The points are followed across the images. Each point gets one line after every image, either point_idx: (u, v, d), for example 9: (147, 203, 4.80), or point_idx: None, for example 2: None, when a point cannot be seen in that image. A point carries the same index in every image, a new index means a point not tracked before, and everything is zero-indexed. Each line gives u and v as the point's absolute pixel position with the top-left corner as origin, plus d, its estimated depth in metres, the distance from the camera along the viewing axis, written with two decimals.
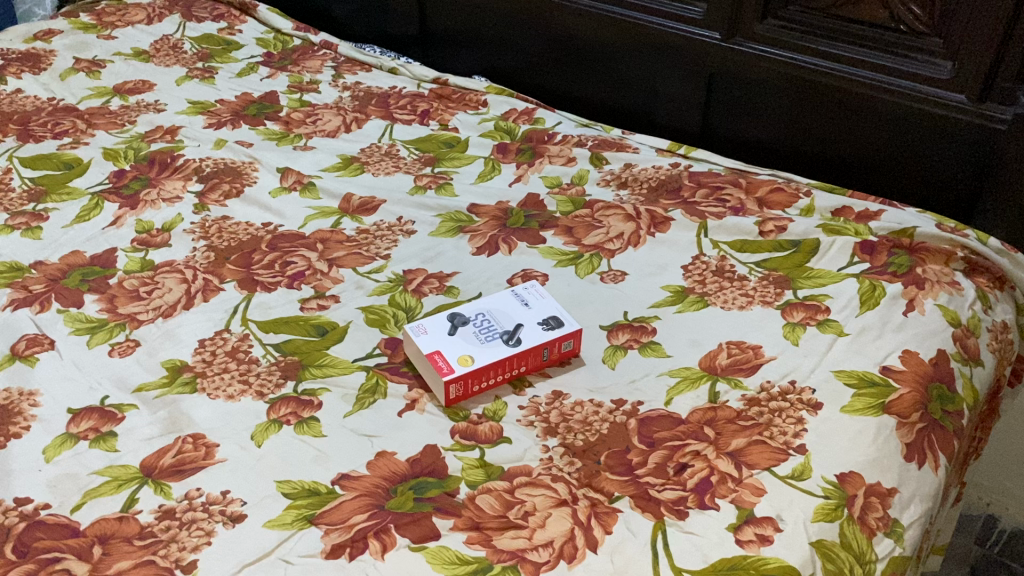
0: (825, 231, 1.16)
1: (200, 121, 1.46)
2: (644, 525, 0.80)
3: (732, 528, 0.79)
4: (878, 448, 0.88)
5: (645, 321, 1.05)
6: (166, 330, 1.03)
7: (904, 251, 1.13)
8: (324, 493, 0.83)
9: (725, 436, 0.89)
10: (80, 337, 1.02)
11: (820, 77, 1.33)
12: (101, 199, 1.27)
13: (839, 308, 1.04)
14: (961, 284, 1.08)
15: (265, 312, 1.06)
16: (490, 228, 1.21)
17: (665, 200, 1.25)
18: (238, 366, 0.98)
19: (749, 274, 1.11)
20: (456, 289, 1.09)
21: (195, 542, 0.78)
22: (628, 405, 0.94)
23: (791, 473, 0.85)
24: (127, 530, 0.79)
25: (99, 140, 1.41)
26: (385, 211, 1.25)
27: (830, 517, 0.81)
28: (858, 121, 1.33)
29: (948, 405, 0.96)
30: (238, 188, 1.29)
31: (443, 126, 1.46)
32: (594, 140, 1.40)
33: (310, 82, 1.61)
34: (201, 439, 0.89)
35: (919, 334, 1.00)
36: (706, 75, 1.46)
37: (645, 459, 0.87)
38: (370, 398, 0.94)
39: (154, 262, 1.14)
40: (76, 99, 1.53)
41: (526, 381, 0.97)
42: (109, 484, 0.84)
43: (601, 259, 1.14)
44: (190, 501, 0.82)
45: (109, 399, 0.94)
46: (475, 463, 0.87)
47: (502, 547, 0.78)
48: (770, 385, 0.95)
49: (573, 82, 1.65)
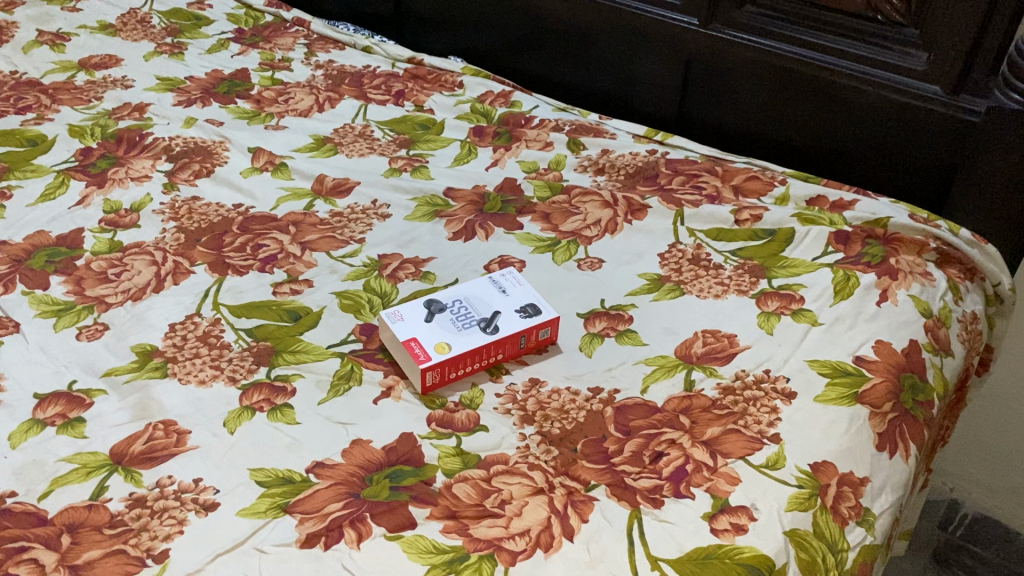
0: (800, 221, 1.17)
1: (169, 98, 1.43)
2: (620, 514, 0.80)
3: (707, 516, 0.80)
4: (851, 438, 0.89)
5: (622, 308, 1.05)
6: (136, 314, 1.01)
7: (878, 241, 1.14)
8: (299, 481, 0.82)
9: (700, 424, 0.89)
10: (46, 321, 1.00)
11: (796, 66, 1.33)
12: (67, 177, 1.24)
13: (813, 297, 1.05)
14: (933, 275, 1.09)
15: (236, 296, 1.04)
16: (467, 212, 1.20)
17: (642, 186, 1.25)
18: (209, 351, 0.96)
19: (725, 263, 1.11)
20: (432, 275, 1.08)
21: (167, 531, 0.77)
22: (604, 393, 0.93)
23: (766, 462, 0.85)
24: (97, 519, 0.78)
25: (65, 116, 1.37)
26: (360, 194, 1.23)
27: (803, 507, 0.82)
28: (833, 110, 1.33)
29: (919, 395, 0.97)
30: (209, 168, 1.27)
31: (418, 108, 1.44)
32: (571, 124, 1.39)
33: (282, 59, 1.58)
34: (172, 426, 0.87)
35: (892, 324, 1.01)
36: (683, 61, 1.46)
37: (622, 447, 0.87)
38: (345, 384, 0.93)
39: (122, 243, 1.12)
40: (38, 72, 1.49)
41: (502, 368, 0.97)
42: (78, 471, 0.82)
43: (578, 245, 1.14)
44: (162, 489, 0.81)
45: (77, 383, 0.92)
46: (452, 451, 0.86)
47: (479, 536, 0.77)
48: (744, 374, 0.95)
49: (551, 65, 1.64)
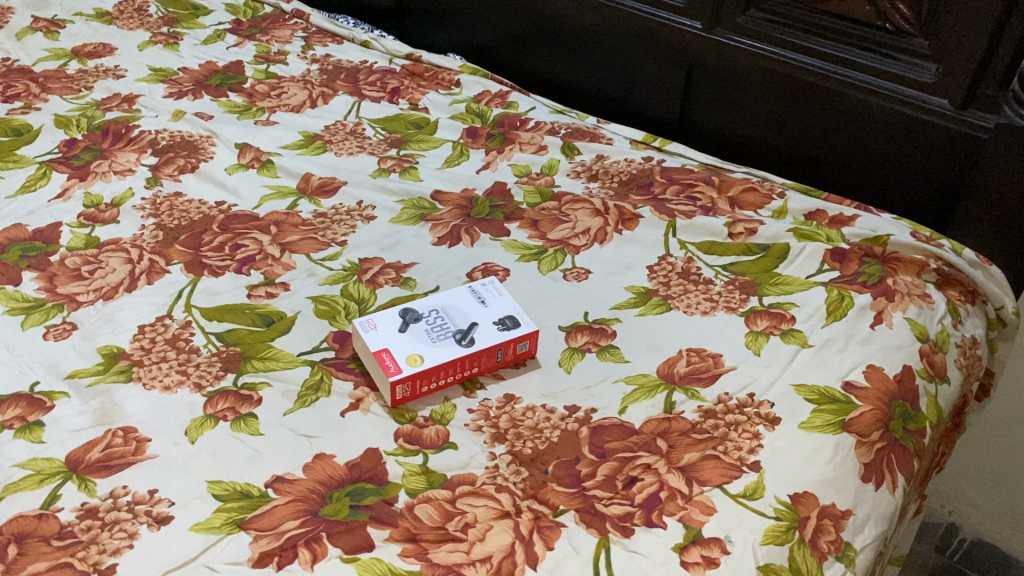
0: (796, 236, 1.13)
1: (160, 90, 1.41)
2: (588, 542, 0.77)
3: (678, 548, 0.77)
4: (834, 468, 0.86)
5: (605, 322, 1.01)
6: (105, 314, 0.98)
7: (876, 260, 1.10)
8: (256, 496, 0.80)
9: (678, 449, 0.86)
10: (14, 318, 0.97)
11: (801, 74, 1.29)
12: (49, 169, 1.21)
13: (804, 318, 1.01)
14: (932, 297, 1.06)
15: (210, 299, 1.01)
16: (453, 217, 1.16)
17: (635, 195, 1.21)
18: (177, 355, 0.93)
19: (715, 278, 1.07)
20: (412, 282, 1.05)
21: (116, 545, 0.75)
22: (581, 412, 0.90)
23: (743, 492, 0.82)
24: (46, 529, 0.76)
25: (53, 105, 1.35)
26: (346, 194, 1.20)
27: (780, 540, 0.79)
28: (837, 120, 1.29)
29: (910, 424, 0.93)
30: (194, 163, 1.24)
31: (413, 106, 1.41)
32: (567, 128, 1.35)
33: (278, 52, 1.55)
34: (132, 433, 0.85)
35: (885, 349, 0.98)
36: (686, 65, 1.42)
37: (594, 471, 0.84)
38: (312, 395, 0.90)
39: (99, 239, 1.10)
40: (30, 60, 1.47)
41: (477, 382, 0.94)
42: (31, 478, 0.80)
43: (565, 255, 1.10)
44: (115, 500, 0.78)
45: (40, 385, 0.89)
46: (417, 469, 0.83)
47: (438, 561, 0.75)
48: (727, 398, 0.91)
49: (552, 65, 1.60)
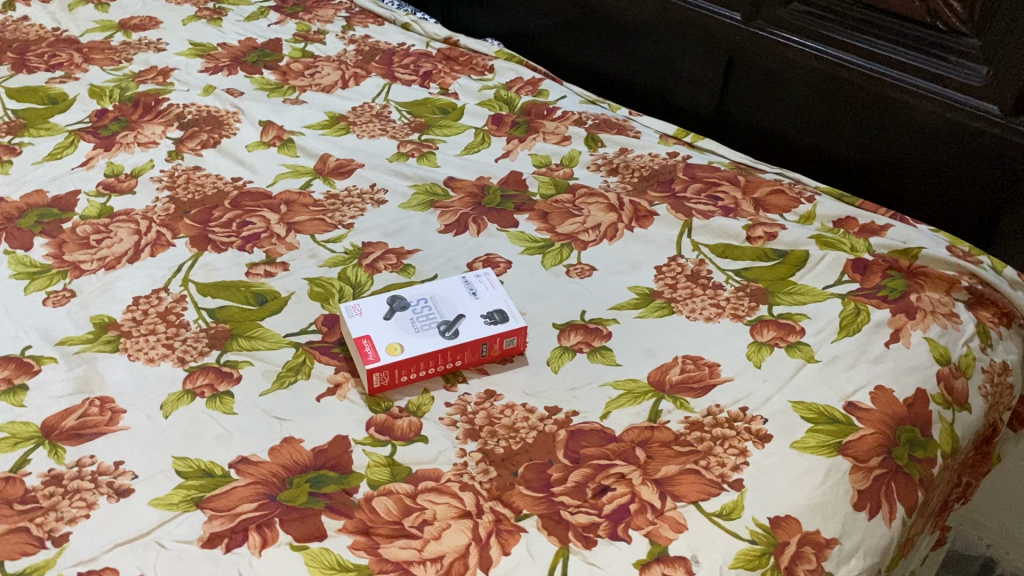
0: (819, 244, 1.07)
1: (197, 64, 1.42)
2: (546, 550, 0.74)
3: (639, 564, 0.73)
4: (824, 492, 0.80)
5: (602, 322, 0.97)
6: (105, 283, 0.99)
7: (902, 274, 1.03)
8: (218, 475, 0.79)
9: (656, 461, 0.82)
10: (19, 282, 1.00)
11: (842, 71, 1.22)
12: (77, 138, 1.24)
13: (814, 331, 0.95)
14: (959, 317, 0.98)
15: (208, 274, 1.01)
16: (463, 205, 1.14)
17: (653, 192, 1.16)
18: (166, 329, 0.94)
19: (725, 283, 1.02)
20: (411, 269, 1.03)
21: (73, 513, 0.75)
22: (561, 414, 0.87)
23: (719, 511, 0.78)
24: (10, 493, 0.77)
25: (91, 76, 1.38)
26: (360, 176, 1.19)
27: (751, 566, 0.74)
28: (883, 123, 1.22)
29: (918, 451, 0.87)
30: (217, 138, 1.25)
31: (442, 91, 1.39)
32: (595, 119, 1.31)
33: (318, 32, 1.55)
34: (108, 404, 0.85)
35: (898, 369, 0.91)
36: (725, 57, 1.36)
37: (565, 476, 0.81)
38: (292, 377, 0.89)
39: (113, 209, 1.11)
40: (78, 31, 1.51)
41: (460, 375, 0.91)
42: (5, 441, 0.81)
43: (572, 250, 1.07)
44: (80, 469, 0.79)
45: (30, 350, 0.91)
46: (383, 461, 0.82)
47: (388, 556, 0.73)
48: (717, 410, 0.87)
49: (593, 53, 1.56)
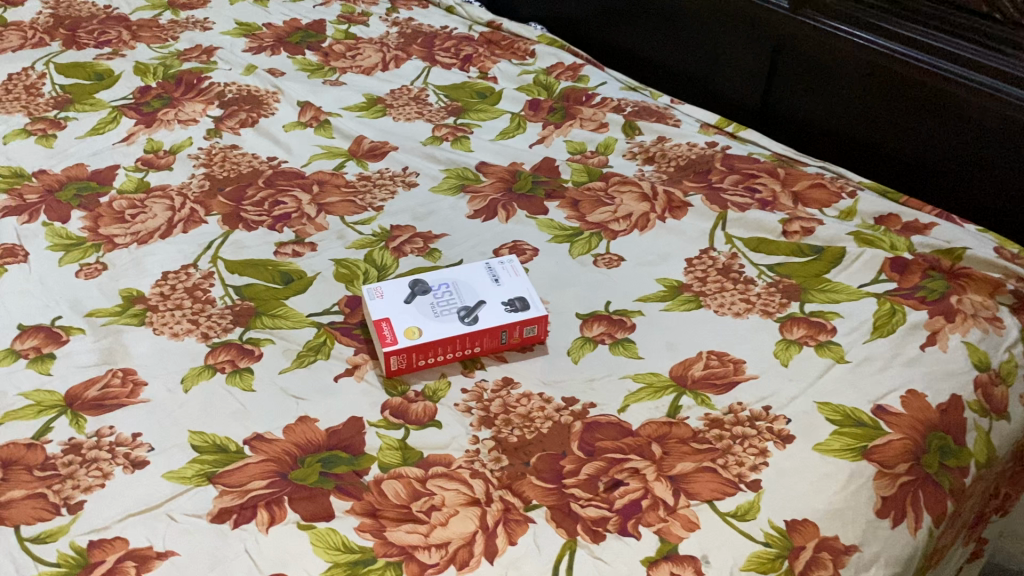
0: (857, 241, 1.03)
1: (241, 43, 1.44)
2: (553, 542, 0.73)
3: (647, 562, 0.72)
4: (845, 497, 0.77)
5: (626, 314, 0.96)
6: (136, 258, 1.01)
7: (942, 275, 0.99)
8: (232, 451, 0.80)
9: (671, 457, 0.80)
10: (54, 253, 1.02)
11: (893, 63, 1.18)
12: (120, 113, 1.26)
13: (845, 330, 0.92)
14: (1003, 322, 0.94)
15: (237, 252, 1.02)
16: (494, 190, 1.13)
17: (689, 182, 1.14)
18: (192, 304, 0.95)
19: (757, 278, 1.00)
20: (437, 253, 1.03)
21: (89, 482, 0.77)
22: (578, 405, 0.86)
23: (733, 511, 0.76)
24: (31, 459, 0.79)
25: (138, 53, 1.40)
26: (393, 159, 1.19)
27: (763, 569, 0.72)
28: (932, 118, 1.18)
29: (949, 459, 0.83)
30: (255, 117, 1.26)
31: (482, 75, 1.38)
32: (634, 106, 1.29)
33: (362, 14, 1.55)
34: (131, 376, 0.87)
35: (932, 374, 0.88)
36: (771, 47, 1.33)
37: (578, 468, 0.79)
38: (311, 357, 0.90)
39: (149, 185, 1.13)
40: (129, 9, 1.54)
41: (478, 362, 0.91)
42: (29, 408, 0.83)
43: (601, 239, 1.05)
44: (99, 439, 0.80)
45: (60, 320, 0.93)
46: (395, 444, 0.81)
47: (393, 540, 0.73)
48: (739, 408, 0.85)
49: (638, 40, 1.54)
